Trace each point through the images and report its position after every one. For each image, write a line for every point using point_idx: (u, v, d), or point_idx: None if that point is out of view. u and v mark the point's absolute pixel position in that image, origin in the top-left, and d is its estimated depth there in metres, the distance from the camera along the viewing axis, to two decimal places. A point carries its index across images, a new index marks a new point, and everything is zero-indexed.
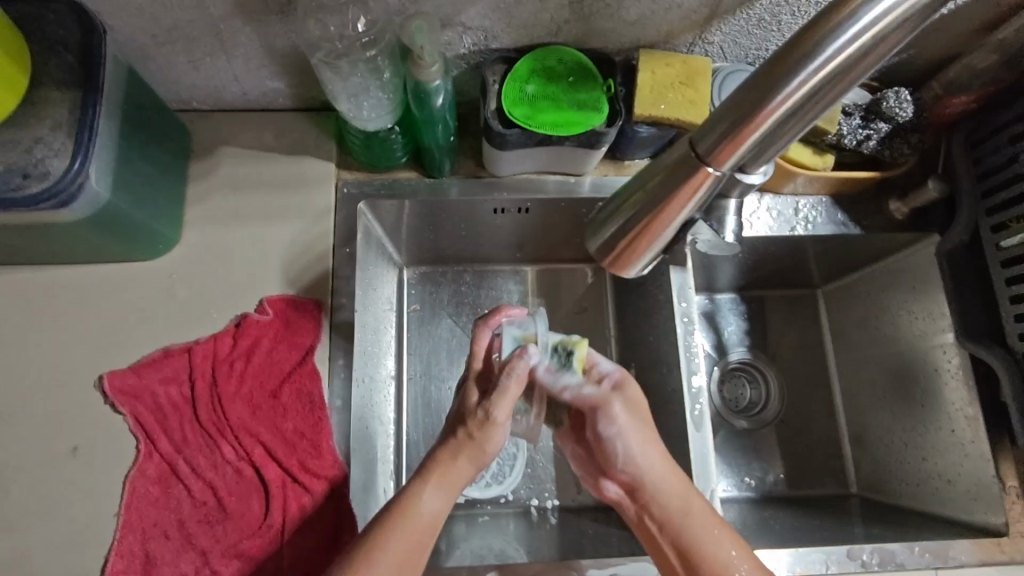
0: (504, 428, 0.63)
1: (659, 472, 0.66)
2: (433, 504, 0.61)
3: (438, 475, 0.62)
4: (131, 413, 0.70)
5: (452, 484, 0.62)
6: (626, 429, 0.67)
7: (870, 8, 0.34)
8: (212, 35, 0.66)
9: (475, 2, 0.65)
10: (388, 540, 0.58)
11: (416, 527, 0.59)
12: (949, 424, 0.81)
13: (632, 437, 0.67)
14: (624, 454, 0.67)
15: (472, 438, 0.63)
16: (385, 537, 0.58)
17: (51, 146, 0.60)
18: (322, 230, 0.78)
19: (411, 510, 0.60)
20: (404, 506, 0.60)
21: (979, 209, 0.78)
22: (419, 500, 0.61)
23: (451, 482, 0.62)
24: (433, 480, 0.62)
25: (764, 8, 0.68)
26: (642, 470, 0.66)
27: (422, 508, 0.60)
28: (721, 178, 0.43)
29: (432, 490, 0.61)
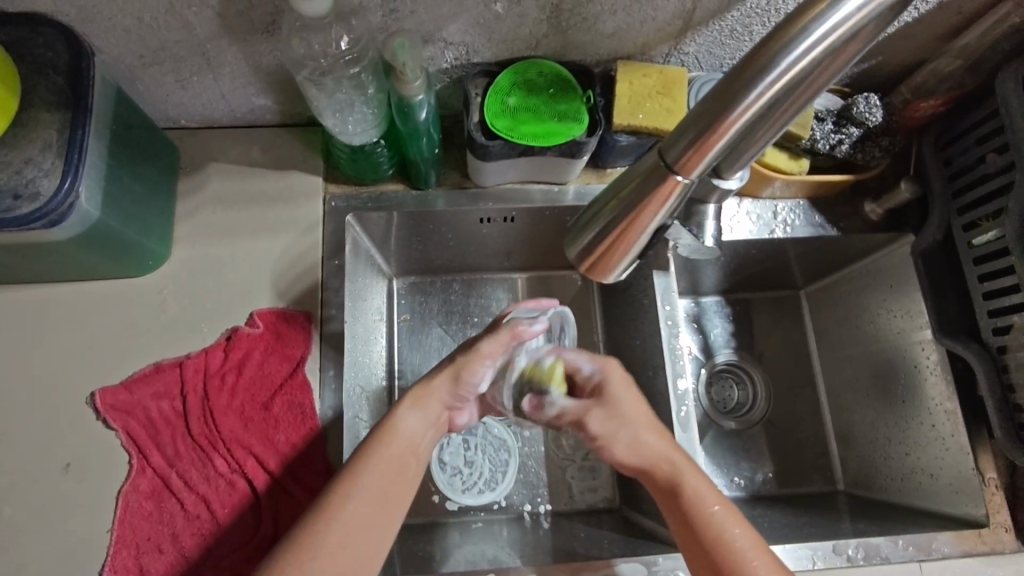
0: (485, 362, 0.69)
1: (641, 426, 0.66)
2: (411, 422, 0.65)
3: (417, 399, 0.67)
4: (123, 429, 0.71)
5: (431, 410, 0.67)
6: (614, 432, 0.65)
7: (820, 24, 0.36)
8: (198, 55, 0.67)
9: (455, 18, 0.66)
10: (370, 462, 0.61)
11: (395, 447, 0.63)
12: (929, 419, 0.83)
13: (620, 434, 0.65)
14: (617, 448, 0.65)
15: (454, 365, 0.69)
16: (367, 457, 0.61)
17: (41, 167, 0.61)
18: (310, 243, 0.79)
19: (392, 431, 0.64)
20: (387, 430, 0.64)
21: (951, 209, 0.80)
22: (398, 421, 0.65)
23: (430, 406, 0.67)
24: (416, 405, 0.66)
25: (736, 19, 0.70)
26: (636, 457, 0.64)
27: (403, 429, 0.64)
28: (690, 186, 0.44)
29: (413, 412, 0.66)
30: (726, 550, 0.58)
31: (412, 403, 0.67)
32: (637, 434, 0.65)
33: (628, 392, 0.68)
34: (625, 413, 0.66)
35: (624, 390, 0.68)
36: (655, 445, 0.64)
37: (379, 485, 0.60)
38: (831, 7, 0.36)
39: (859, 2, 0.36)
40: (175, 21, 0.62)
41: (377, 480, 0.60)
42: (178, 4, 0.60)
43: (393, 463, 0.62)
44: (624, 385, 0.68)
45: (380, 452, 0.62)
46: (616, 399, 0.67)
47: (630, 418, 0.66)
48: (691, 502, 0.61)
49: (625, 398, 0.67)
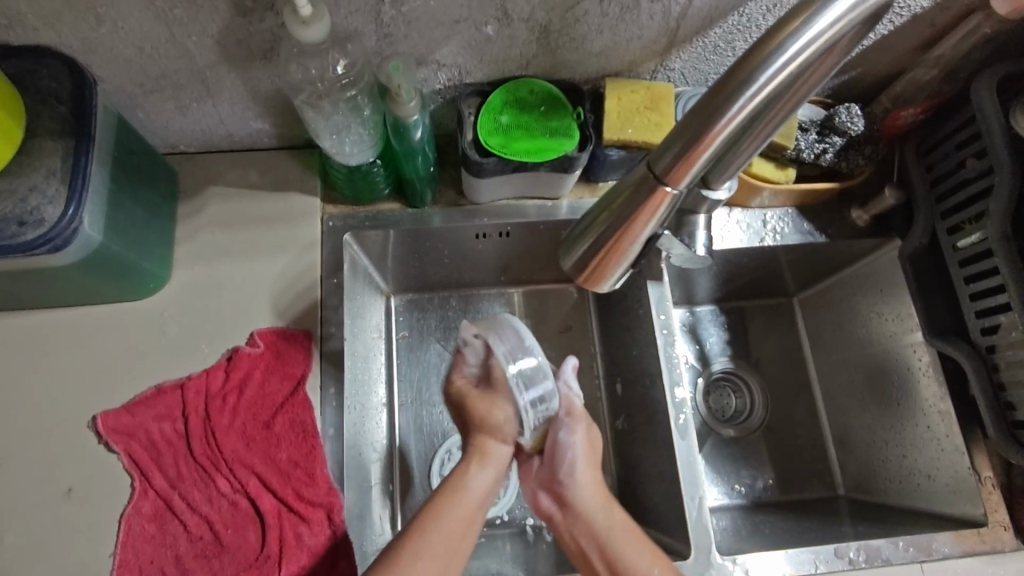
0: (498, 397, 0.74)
1: (612, 530, 0.70)
2: (480, 481, 0.70)
3: (481, 457, 0.72)
4: (125, 451, 0.71)
5: (498, 462, 0.72)
6: (579, 453, 0.75)
7: (795, 40, 0.38)
8: (198, 82, 0.69)
9: (447, 41, 0.69)
10: (443, 514, 0.66)
11: (467, 501, 0.68)
12: (924, 420, 0.84)
13: (579, 457, 0.75)
14: (568, 474, 0.75)
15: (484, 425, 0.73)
16: (441, 506, 0.67)
17: (46, 194, 0.62)
18: (308, 262, 0.80)
19: (461, 486, 0.69)
20: (457, 485, 0.69)
21: (935, 213, 0.82)
22: (466, 478, 0.70)
23: (497, 460, 0.72)
24: (478, 463, 0.71)
25: (719, 35, 0.73)
26: (576, 490, 0.74)
27: (473, 482, 0.69)
28: (679, 196, 0.46)
29: (474, 469, 0.71)
30: None
31: (479, 459, 0.72)
32: (610, 537, 0.70)
33: (591, 475, 0.75)
34: (592, 510, 0.72)
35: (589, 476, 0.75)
36: (619, 535, 0.70)
37: (459, 529, 0.65)
38: (805, 24, 0.38)
39: (832, 18, 0.37)
40: (176, 50, 0.64)
41: (451, 527, 0.65)
42: (179, 33, 0.62)
43: (460, 518, 0.66)
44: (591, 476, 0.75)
45: (453, 503, 0.67)
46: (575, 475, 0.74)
47: (594, 523, 0.71)
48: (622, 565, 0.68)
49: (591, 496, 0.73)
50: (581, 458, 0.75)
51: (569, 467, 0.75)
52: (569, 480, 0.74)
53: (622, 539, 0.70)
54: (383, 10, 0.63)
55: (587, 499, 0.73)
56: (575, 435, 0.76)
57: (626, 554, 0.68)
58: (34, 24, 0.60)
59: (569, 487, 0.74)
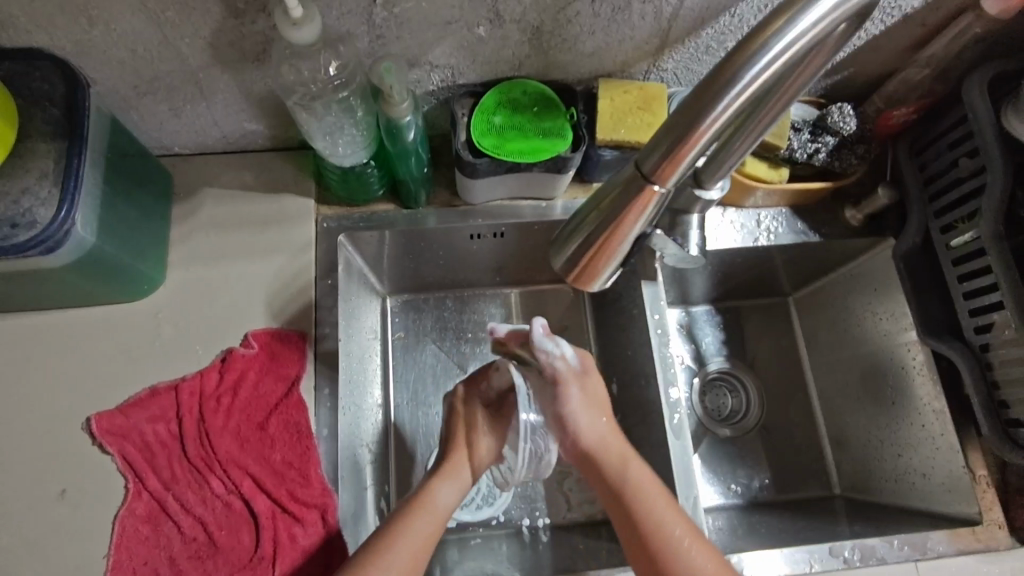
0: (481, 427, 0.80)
1: (627, 466, 0.73)
2: (447, 497, 0.73)
3: (451, 477, 0.75)
4: (119, 452, 0.71)
5: (459, 480, 0.76)
6: (578, 407, 0.77)
7: (780, 39, 0.38)
8: (191, 84, 0.69)
9: (440, 42, 0.69)
10: (412, 526, 0.67)
11: (434, 515, 0.70)
12: (919, 419, 0.84)
13: (581, 410, 0.77)
14: (572, 428, 0.76)
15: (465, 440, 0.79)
16: (410, 515, 0.69)
17: (38, 196, 0.62)
18: (303, 264, 0.80)
19: (430, 501, 0.71)
20: (427, 499, 0.71)
21: (928, 212, 0.82)
22: (435, 494, 0.73)
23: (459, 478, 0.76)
24: (446, 479, 0.75)
25: (711, 36, 0.73)
26: (583, 438, 0.76)
27: (439, 498, 0.72)
28: (667, 194, 0.46)
29: (442, 486, 0.74)
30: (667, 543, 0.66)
31: (444, 476, 0.75)
32: (626, 475, 0.72)
33: (598, 420, 0.77)
34: (606, 452, 0.74)
35: (597, 420, 0.77)
36: (636, 474, 0.72)
37: (426, 541, 0.67)
38: (789, 23, 0.38)
39: (816, 17, 0.37)
40: (168, 52, 0.64)
41: (419, 536, 0.67)
42: (172, 35, 0.62)
43: (426, 526, 0.68)
44: (597, 424, 0.76)
45: (424, 511, 0.70)
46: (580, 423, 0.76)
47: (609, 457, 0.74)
48: (634, 500, 0.69)
49: (605, 442, 0.75)
50: (582, 410, 0.77)
51: (575, 418, 0.76)
52: (576, 432, 0.76)
53: (634, 478, 0.71)
54: (375, 11, 0.63)
55: (593, 446, 0.75)
56: (571, 393, 0.77)
57: (636, 493, 0.70)
58: (27, 26, 0.60)
59: (578, 432, 0.76)
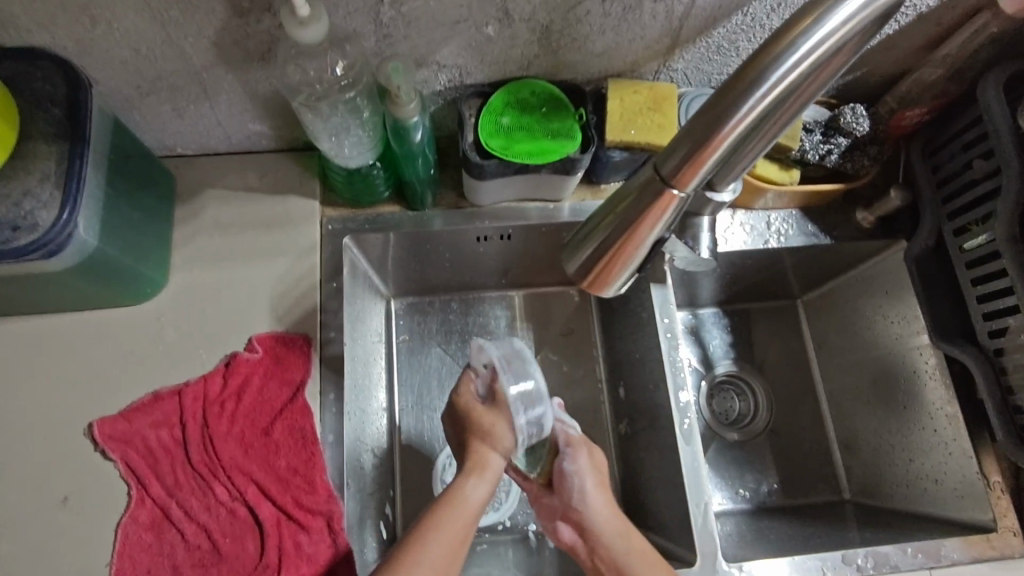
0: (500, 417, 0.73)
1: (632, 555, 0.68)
2: (478, 493, 0.67)
3: (478, 470, 0.69)
4: (122, 459, 0.70)
5: (490, 475, 0.69)
6: (585, 471, 0.74)
7: (806, 39, 0.37)
8: (195, 84, 0.68)
9: (447, 42, 0.68)
10: (439, 526, 0.63)
11: (465, 515, 0.65)
12: (931, 424, 0.83)
13: (587, 480, 0.74)
14: (578, 492, 0.73)
15: (482, 434, 0.71)
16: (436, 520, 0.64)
17: (39, 198, 0.61)
18: (307, 266, 0.79)
19: (460, 499, 0.66)
20: (454, 497, 0.66)
21: (941, 214, 0.81)
22: (465, 489, 0.67)
23: (489, 471, 0.69)
24: (473, 474, 0.68)
25: (722, 36, 0.72)
26: (588, 514, 0.72)
27: (468, 495, 0.66)
28: (686, 199, 0.45)
29: (470, 481, 0.68)
30: None
31: (470, 470, 0.69)
32: (627, 566, 0.67)
33: (603, 496, 0.73)
34: (609, 528, 0.70)
35: (599, 498, 0.73)
36: (639, 558, 0.68)
37: (455, 547, 0.63)
38: (816, 23, 0.37)
39: (844, 17, 0.37)
40: (172, 51, 0.63)
41: (447, 542, 0.63)
42: (175, 34, 0.61)
43: (455, 531, 0.64)
44: (603, 500, 0.73)
45: (451, 514, 0.65)
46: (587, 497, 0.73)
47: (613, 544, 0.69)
48: None
49: (609, 528, 0.70)
50: (589, 482, 0.74)
51: (579, 497, 0.73)
52: (581, 508, 0.72)
53: (637, 566, 0.67)
54: (383, 10, 0.62)
55: (599, 527, 0.70)
56: (580, 468, 0.74)
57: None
58: (28, 26, 0.59)
59: (583, 512, 0.72)
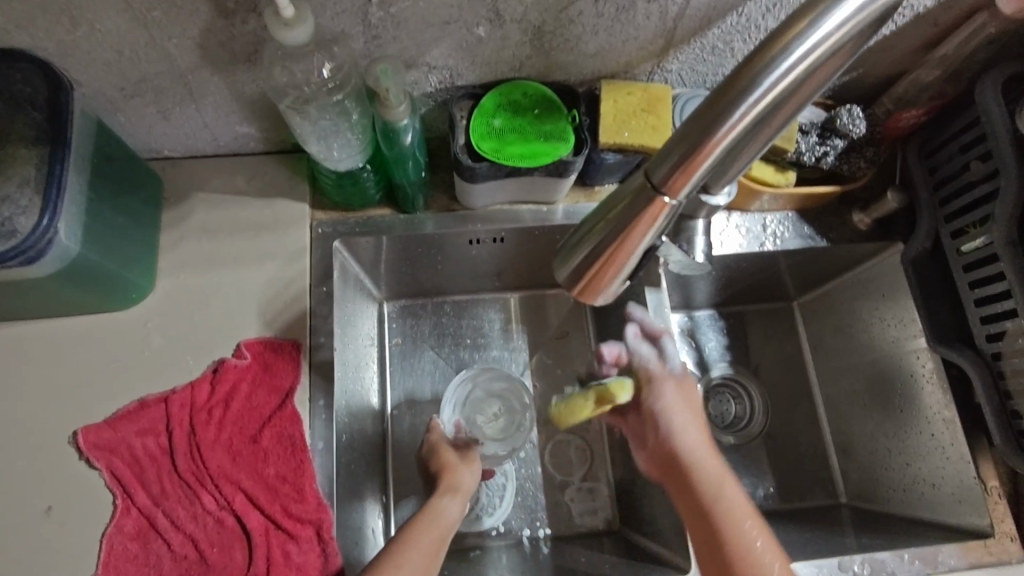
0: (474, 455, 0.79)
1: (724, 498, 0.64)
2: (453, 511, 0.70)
3: (453, 490, 0.73)
4: (107, 468, 0.68)
5: (463, 496, 0.73)
6: (674, 405, 0.71)
7: (800, 43, 0.36)
8: (180, 86, 0.67)
9: (438, 42, 0.66)
10: (419, 534, 0.65)
11: (443, 526, 0.67)
12: (928, 428, 0.82)
13: (680, 418, 0.70)
14: (666, 433, 0.69)
15: (456, 466, 0.76)
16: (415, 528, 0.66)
17: (19, 204, 0.60)
18: (296, 271, 0.78)
19: (438, 513, 0.69)
20: (432, 513, 0.68)
21: (938, 216, 0.80)
22: (443, 506, 0.70)
23: (462, 491, 0.73)
24: (449, 495, 0.72)
25: (717, 36, 0.71)
26: (681, 449, 0.68)
27: (444, 513, 0.69)
28: (678, 206, 0.44)
29: (447, 500, 0.71)
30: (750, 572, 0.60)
31: (444, 491, 0.72)
32: (721, 509, 0.63)
33: (698, 432, 0.69)
34: (702, 466, 0.66)
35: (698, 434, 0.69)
36: (731, 500, 0.64)
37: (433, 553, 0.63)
38: (812, 26, 0.36)
39: (839, 20, 0.36)
40: (156, 53, 0.62)
41: (427, 547, 0.63)
42: (159, 36, 0.60)
43: (433, 539, 0.65)
44: (700, 438, 0.68)
45: (427, 526, 0.66)
46: (672, 424, 0.70)
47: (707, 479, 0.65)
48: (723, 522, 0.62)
49: (706, 464, 0.66)
50: (682, 418, 0.70)
51: (676, 430, 0.69)
52: (671, 442, 0.69)
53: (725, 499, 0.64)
54: (371, 11, 0.61)
55: (688, 460, 0.67)
56: (669, 399, 0.71)
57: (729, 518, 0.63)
58: (7, 27, 0.58)
59: (680, 445, 0.68)
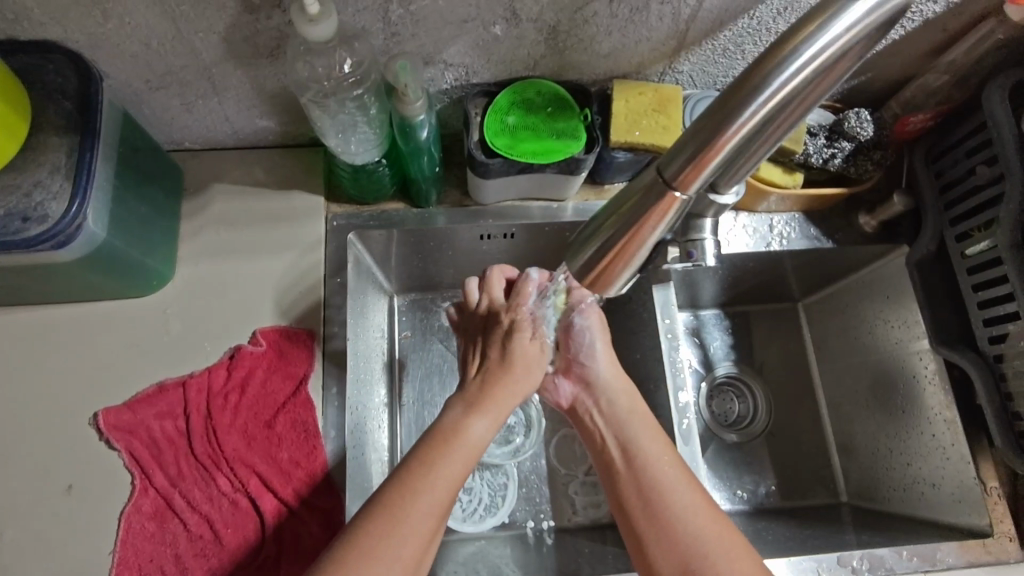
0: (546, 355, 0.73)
1: (633, 421, 0.71)
2: (482, 430, 0.64)
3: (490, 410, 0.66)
4: (126, 449, 0.71)
5: (496, 415, 0.67)
6: (594, 329, 0.76)
7: (809, 45, 0.37)
8: (204, 78, 0.68)
9: (455, 40, 0.68)
10: (443, 462, 0.60)
11: (468, 450, 0.62)
12: (929, 429, 0.84)
13: (596, 337, 0.76)
14: (587, 350, 0.76)
15: (508, 377, 0.69)
16: (441, 454, 0.61)
17: (49, 190, 0.62)
18: (312, 261, 0.80)
19: (463, 433, 0.63)
20: (458, 433, 0.63)
21: (944, 219, 0.81)
22: (471, 425, 0.64)
23: (496, 410, 0.67)
24: (484, 412, 0.66)
25: (728, 38, 0.72)
26: (596, 367, 0.75)
27: (475, 431, 0.64)
28: (689, 201, 0.45)
29: (479, 419, 0.65)
30: (653, 475, 0.65)
31: (474, 405, 0.66)
32: (632, 437, 0.69)
33: (607, 356, 0.76)
34: (614, 391, 0.74)
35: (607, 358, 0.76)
36: (639, 421, 0.71)
37: (457, 482, 0.60)
38: (820, 29, 0.37)
39: (847, 23, 0.37)
40: (182, 46, 0.63)
41: (449, 482, 0.59)
42: (186, 29, 0.61)
43: (459, 466, 0.61)
44: (609, 365, 0.76)
45: (450, 449, 0.61)
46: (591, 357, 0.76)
47: (617, 406, 0.73)
48: (633, 437, 0.69)
49: (616, 391, 0.74)
50: (598, 339, 0.76)
51: (588, 352, 0.76)
52: (590, 362, 0.75)
53: (637, 421, 0.71)
54: (391, 8, 0.63)
55: (603, 382, 0.75)
56: (589, 331, 0.75)
57: (640, 436, 0.69)
58: (41, 19, 0.59)
59: (589, 368, 0.75)
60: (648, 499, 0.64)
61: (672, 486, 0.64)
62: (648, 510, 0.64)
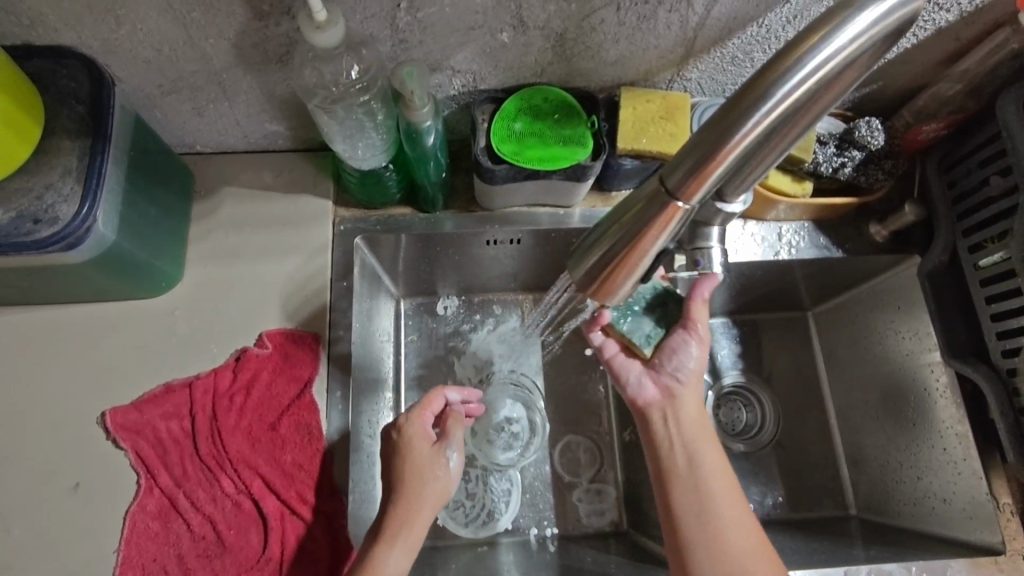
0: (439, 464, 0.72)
1: (698, 433, 0.72)
2: (398, 561, 0.65)
3: (397, 537, 0.66)
4: (132, 448, 0.71)
5: (410, 541, 0.66)
6: (695, 352, 0.75)
7: (813, 56, 0.37)
8: (215, 84, 0.69)
9: (462, 47, 0.68)
10: None
11: None
12: (940, 442, 0.82)
13: (696, 359, 0.75)
14: (678, 364, 0.75)
15: (405, 499, 0.69)
16: None
17: (61, 192, 0.63)
18: (318, 265, 0.80)
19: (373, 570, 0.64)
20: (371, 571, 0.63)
21: (956, 231, 0.80)
22: (384, 559, 0.64)
23: (407, 536, 0.66)
24: (394, 540, 0.66)
25: (737, 46, 0.72)
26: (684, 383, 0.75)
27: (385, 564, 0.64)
28: (691, 211, 0.44)
29: (388, 550, 0.65)
30: (708, 489, 0.67)
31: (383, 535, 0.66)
32: (696, 447, 0.70)
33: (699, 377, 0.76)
34: (690, 404, 0.74)
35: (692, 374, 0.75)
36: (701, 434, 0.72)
37: None
38: (824, 40, 0.37)
39: (852, 34, 0.37)
40: (193, 52, 0.64)
41: None
42: (197, 36, 0.62)
43: None
44: (696, 387, 0.75)
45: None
46: (678, 381, 0.75)
47: (689, 421, 0.73)
48: (698, 447, 0.70)
49: (693, 410, 0.74)
50: (692, 361, 0.75)
51: (683, 368, 0.75)
52: (676, 379, 0.76)
53: (701, 435, 0.71)
54: (399, 16, 0.63)
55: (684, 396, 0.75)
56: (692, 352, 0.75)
57: (705, 445, 0.70)
58: (55, 25, 0.61)
59: (678, 383, 0.75)
60: (704, 511, 0.66)
61: (728, 503, 0.67)
62: (700, 523, 0.66)
